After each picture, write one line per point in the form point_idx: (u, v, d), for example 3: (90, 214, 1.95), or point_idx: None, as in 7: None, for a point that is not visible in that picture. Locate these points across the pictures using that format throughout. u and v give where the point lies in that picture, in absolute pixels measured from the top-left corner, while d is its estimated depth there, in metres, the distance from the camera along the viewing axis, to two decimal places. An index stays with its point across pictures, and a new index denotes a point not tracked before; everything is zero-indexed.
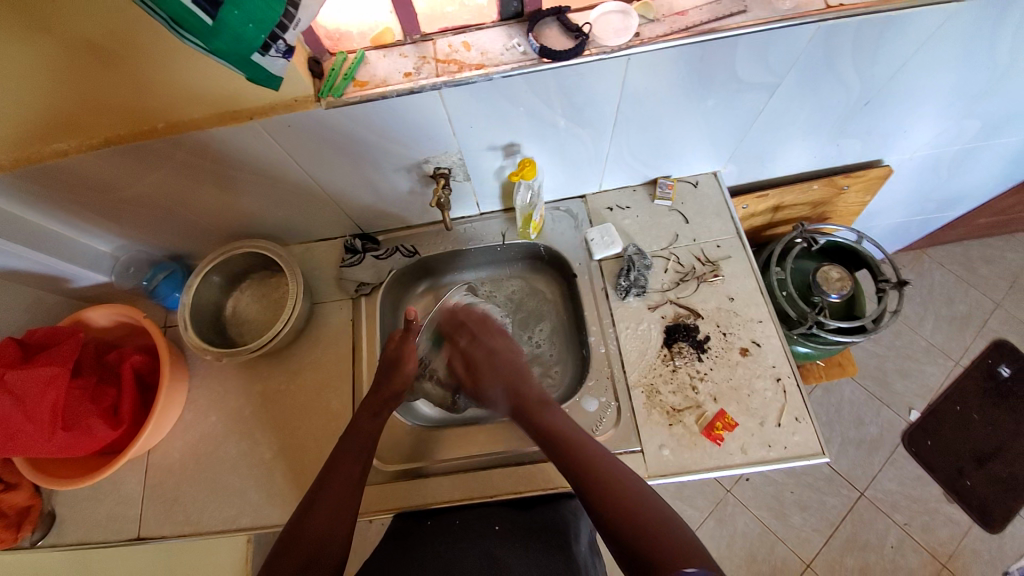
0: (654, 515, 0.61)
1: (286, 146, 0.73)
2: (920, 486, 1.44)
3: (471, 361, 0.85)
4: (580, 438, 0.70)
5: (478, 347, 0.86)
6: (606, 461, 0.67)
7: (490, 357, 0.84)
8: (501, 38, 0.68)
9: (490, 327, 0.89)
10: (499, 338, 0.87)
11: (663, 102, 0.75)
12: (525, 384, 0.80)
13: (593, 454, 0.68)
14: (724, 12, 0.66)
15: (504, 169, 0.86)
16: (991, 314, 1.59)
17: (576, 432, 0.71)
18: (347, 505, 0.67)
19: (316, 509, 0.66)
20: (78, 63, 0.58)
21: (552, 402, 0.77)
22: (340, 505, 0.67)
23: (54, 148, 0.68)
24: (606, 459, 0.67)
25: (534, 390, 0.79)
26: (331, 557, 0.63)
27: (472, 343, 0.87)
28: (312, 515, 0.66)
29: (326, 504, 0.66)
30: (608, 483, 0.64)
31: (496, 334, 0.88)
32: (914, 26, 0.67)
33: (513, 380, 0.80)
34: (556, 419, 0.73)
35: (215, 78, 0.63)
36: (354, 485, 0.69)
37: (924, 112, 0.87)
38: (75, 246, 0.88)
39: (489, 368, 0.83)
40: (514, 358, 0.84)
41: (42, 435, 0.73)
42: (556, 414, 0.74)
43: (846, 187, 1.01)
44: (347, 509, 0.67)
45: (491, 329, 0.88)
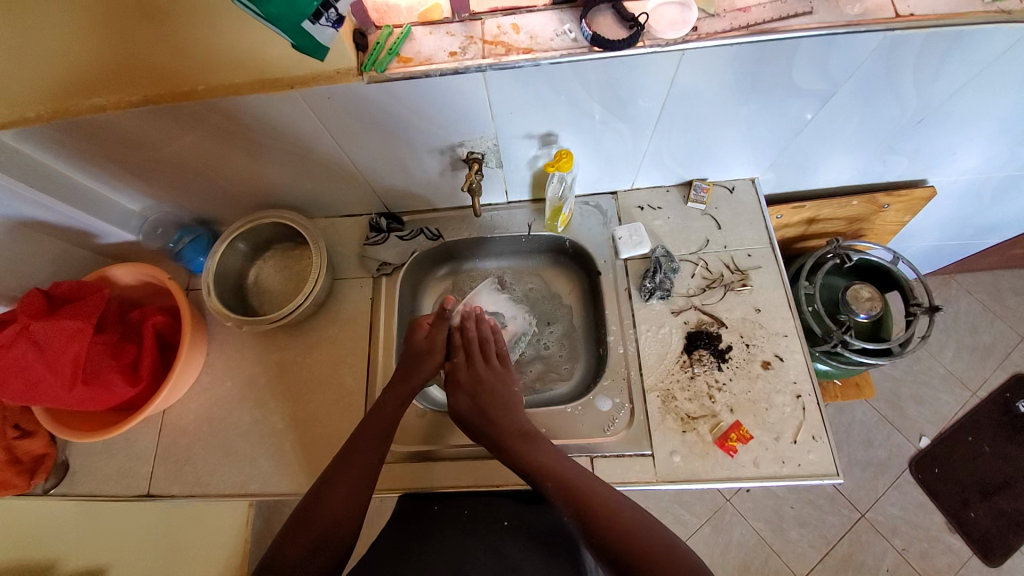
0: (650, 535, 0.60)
1: (322, 118, 0.72)
2: (922, 513, 1.42)
3: (459, 388, 0.76)
4: (572, 471, 0.67)
5: (465, 373, 0.78)
6: (604, 496, 0.64)
7: (479, 395, 0.75)
8: (552, 23, 0.65)
9: (487, 347, 0.80)
10: (491, 368, 0.78)
11: (709, 102, 0.72)
12: (506, 415, 0.73)
13: (584, 483, 0.65)
14: (787, 12, 0.63)
15: (538, 159, 0.84)
16: (1015, 347, 1.55)
17: (568, 466, 0.67)
18: (361, 485, 0.67)
19: (330, 488, 0.66)
20: (124, 18, 0.57)
21: (538, 432, 0.72)
22: (357, 485, 0.67)
23: (90, 103, 0.68)
24: (592, 488, 0.65)
25: (518, 422, 0.73)
26: (341, 536, 0.64)
27: (464, 367, 0.78)
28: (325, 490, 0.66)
29: (341, 482, 0.67)
30: (600, 508, 0.62)
31: (491, 360, 0.79)
32: (982, 45, 0.64)
33: (493, 413, 0.73)
34: (534, 450, 0.70)
35: (256, 41, 0.61)
36: (370, 467, 0.69)
37: (981, 134, 0.83)
38: (104, 201, 0.88)
39: (472, 399, 0.75)
40: (506, 390, 0.76)
41: (63, 387, 0.75)
42: (543, 448, 0.70)
43: (886, 206, 0.98)
44: (362, 489, 0.67)
45: (485, 358, 0.79)
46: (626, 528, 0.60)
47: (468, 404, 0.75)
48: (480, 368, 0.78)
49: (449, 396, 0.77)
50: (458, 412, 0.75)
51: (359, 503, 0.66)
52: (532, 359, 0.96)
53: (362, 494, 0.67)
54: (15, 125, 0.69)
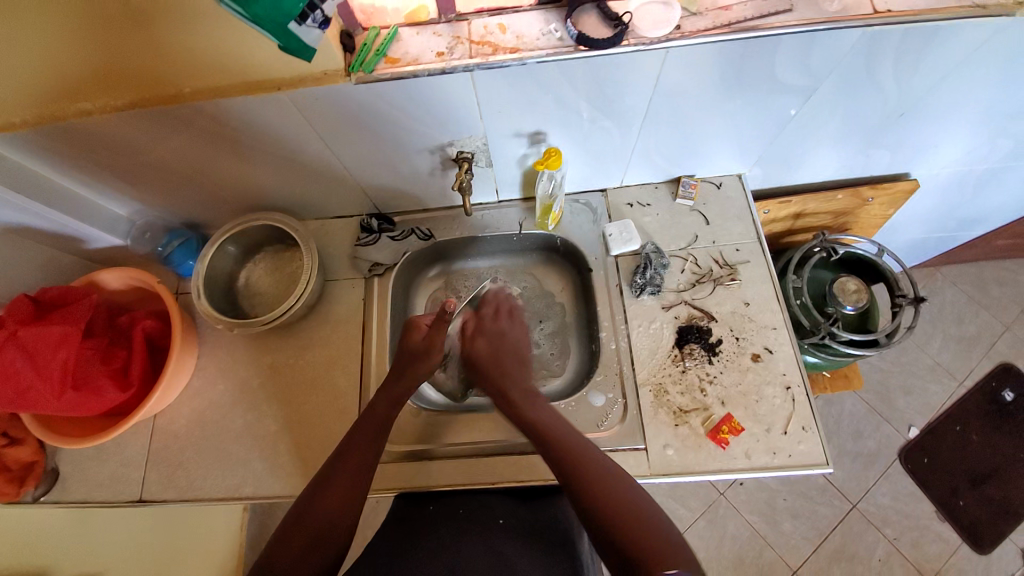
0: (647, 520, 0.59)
1: (310, 119, 0.72)
2: (913, 502, 1.44)
3: (485, 334, 0.78)
4: (567, 434, 0.68)
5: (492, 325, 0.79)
6: (594, 464, 0.64)
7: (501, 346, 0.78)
8: (538, 22, 0.66)
9: (508, 308, 0.81)
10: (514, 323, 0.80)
11: (694, 98, 0.73)
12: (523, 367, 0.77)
13: (577, 446, 0.66)
14: (768, 10, 0.64)
15: (528, 158, 0.84)
16: (1000, 337, 1.58)
17: (563, 430, 0.68)
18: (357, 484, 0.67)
19: (326, 488, 0.66)
20: (108, 21, 0.57)
21: (541, 395, 0.74)
22: (352, 485, 0.67)
23: (76, 108, 0.67)
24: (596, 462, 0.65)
25: (523, 382, 0.75)
26: (338, 536, 0.64)
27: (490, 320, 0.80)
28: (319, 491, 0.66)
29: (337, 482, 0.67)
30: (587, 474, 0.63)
31: (514, 318, 0.81)
32: (957, 39, 0.66)
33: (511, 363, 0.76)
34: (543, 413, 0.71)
35: (242, 43, 0.61)
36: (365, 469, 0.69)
37: (960, 127, 0.85)
38: (92, 206, 0.88)
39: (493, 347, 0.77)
40: (524, 347, 0.79)
41: (53, 393, 0.74)
42: (543, 409, 0.71)
43: (870, 199, 1.00)
44: (357, 489, 0.67)
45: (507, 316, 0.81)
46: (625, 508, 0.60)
47: (488, 352, 0.77)
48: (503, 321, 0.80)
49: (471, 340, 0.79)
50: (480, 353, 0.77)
51: (352, 503, 0.66)
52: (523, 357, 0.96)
53: (356, 495, 0.67)
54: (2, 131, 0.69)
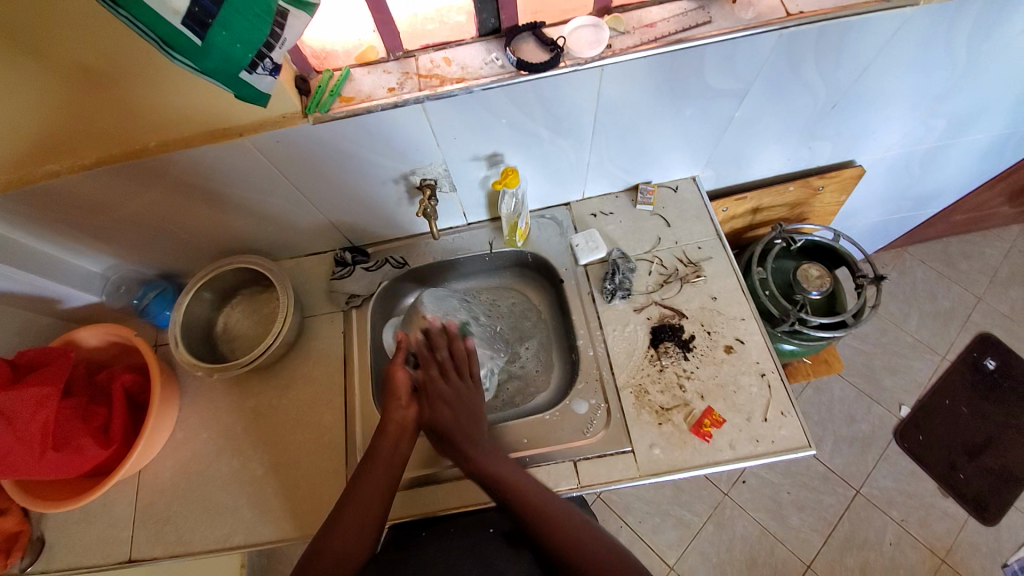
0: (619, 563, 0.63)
1: (275, 162, 0.75)
2: (914, 482, 1.45)
3: (430, 402, 0.78)
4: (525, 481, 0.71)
5: (444, 385, 0.79)
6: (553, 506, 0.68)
7: (459, 403, 0.78)
8: (481, 53, 0.71)
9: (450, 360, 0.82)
10: (467, 383, 0.80)
11: (636, 109, 0.78)
12: (483, 437, 0.76)
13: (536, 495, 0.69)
14: (691, 24, 0.69)
15: (489, 179, 0.88)
16: (974, 309, 1.63)
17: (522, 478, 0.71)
18: (370, 518, 0.69)
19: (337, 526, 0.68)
20: (72, 86, 0.60)
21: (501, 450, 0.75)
22: (367, 512, 0.69)
23: (43, 170, 0.70)
24: (552, 503, 0.69)
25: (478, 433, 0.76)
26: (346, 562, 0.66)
27: (437, 377, 0.80)
28: (331, 531, 0.67)
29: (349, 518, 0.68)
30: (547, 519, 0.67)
31: (467, 380, 0.81)
32: (869, 33, 0.71)
33: (472, 429, 0.76)
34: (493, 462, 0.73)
35: (205, 98, 0.65)
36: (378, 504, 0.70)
37: (891, 112, 0.91)
38: (64, 265, 0.88)
39: (452, 412, 0.77)
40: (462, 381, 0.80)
41: (33, 455, 0.73)
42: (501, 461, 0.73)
43: (821, 187, 1.05)
44: (373, 514, 0.69)
45: (448, 376, 0.80)
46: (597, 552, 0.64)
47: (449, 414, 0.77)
48: (446, 384, 0.79)
49: (429, 407, 0.78)
50: (437, 424, 0.76)
51: (353, 535, 0.67)
52: (509, 377, 0.96)
53: (369, 527, 0.68)
54: None
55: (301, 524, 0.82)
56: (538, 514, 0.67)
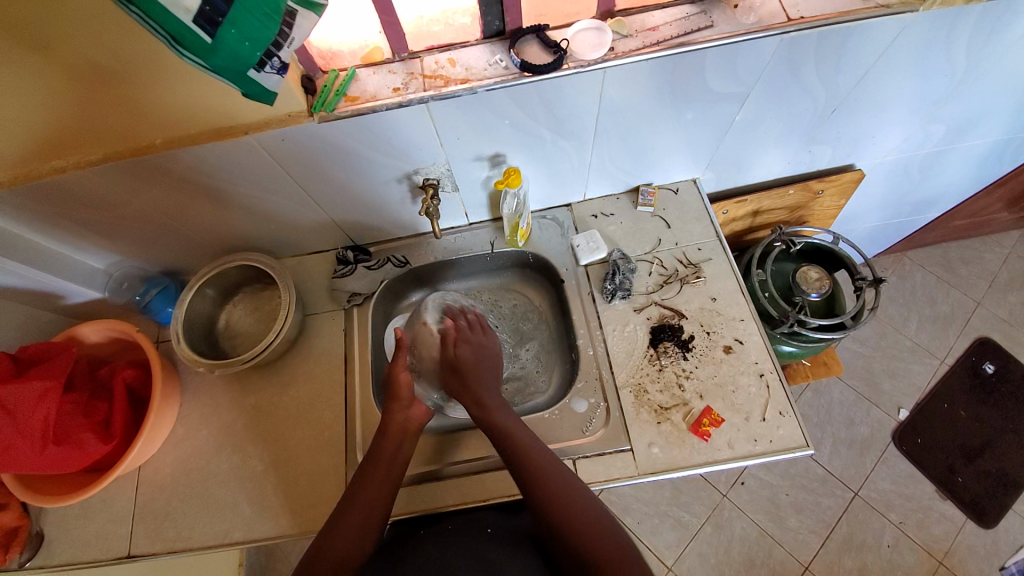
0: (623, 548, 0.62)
1: (279, 159, 0.76)
2: (912, 484, 1.45)
3: (459, 343, 0.81)
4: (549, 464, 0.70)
5: (473, 334, 0.84)
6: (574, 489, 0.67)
7: (481, 351, 0.82)
8: (485, 54, 0.71)
9: (479, 320, 0.86)
10: (488, 337, 0.85)
11: (638, 112, 0.79)
12: (494, 381, 0.80)
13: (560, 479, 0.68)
14: (693, 28, 0.70)
15: (491, 179, 0.89)
16: (973, 313, 1.64)
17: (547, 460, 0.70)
18: (371, 515, 0.69)
19: (337, 526, 0.68)
20: (79, 82, 0.61)
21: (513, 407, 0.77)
22: (369, 510, 0.69)
23: (50, 165, 0.71)
24: (565, 476, 0.68)
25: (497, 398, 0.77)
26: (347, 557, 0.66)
27: (466, 330, 0.83)
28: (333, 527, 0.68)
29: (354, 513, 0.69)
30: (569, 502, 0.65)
31: (490, 334, 0.85)
32: (870, 38, 0.72)
33: (483, 381, 0.78)
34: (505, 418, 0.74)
35: (212, 96, 0.66)
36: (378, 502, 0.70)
37: (890, 117, 0.91)
38: (68, 261, 0.89)
39: (475, 355, 0.81)
40: (496, 356, 0.84)
41: (34, 448, 0.74)
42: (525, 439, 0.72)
43: (820, 191, 1.06)
44: (374, 511, 0.69)
45: (477, 328, 0.85)
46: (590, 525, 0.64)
47: (472, 359, 0.80)
48: (473, 331, 0.84)
49: (453, 347, 0.81)
50: (460, 360, 0.79)
51: (353, 534, 0.67)
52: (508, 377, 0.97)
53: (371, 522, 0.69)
54: None
55: (301, 520, 0.82)
56: (553, 485, 0.66)
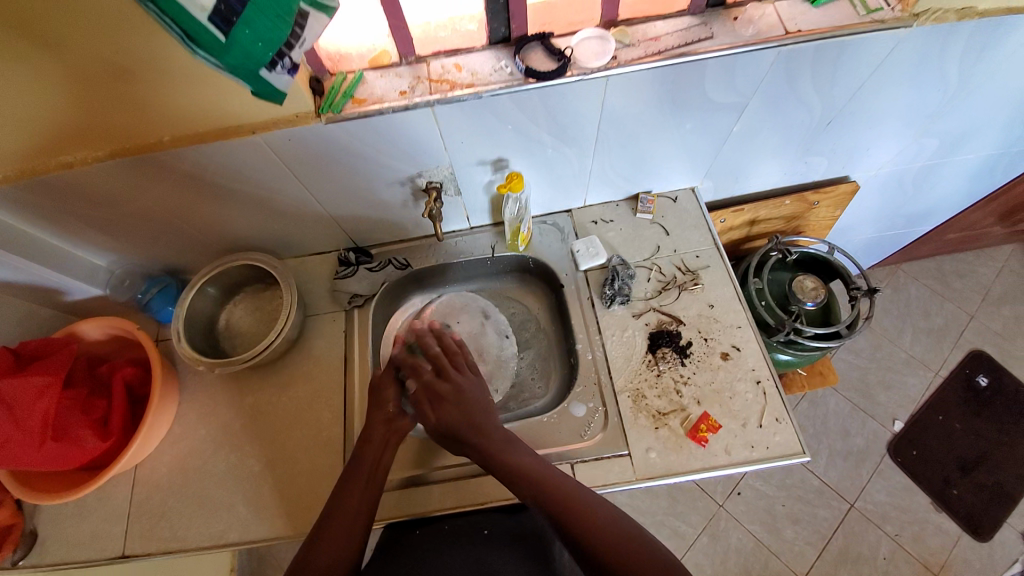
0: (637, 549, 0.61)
1: (285, 160, 0.77)
2: (908, 496, 1.46)
3: (434, 406, 0.74)
4: (553, 475, 0.68)
5: (444, 383, 0.75)
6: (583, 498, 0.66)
7: (460, 393, 0.75)
8: (490, 60, 0.73)
9: (455, 359, 0.79)
10: (466, 373, 0.78)
11: (639, 120, 0.80)
12: (491, 422, 0.73)
13: (564, 485, 0.67)
14: (693, 38, 0.72)
15: (493, 183, 0.90)
16: (966, 326, 1.65)
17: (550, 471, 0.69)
18: (356, 525, 0.68)
19: (325, 529, 0.68)
20: (93, 79, 0.62)
21: (518, 438, 0.73)
22: (352, 522, 0.68)
23: (59, 161, 0.72)
24: (571, 489, 0.67)
25: (499, 428, 0.73)
26: (341, 556, 0.66)
27: (436, 380, 0.76)
28: (320, 537, 0.67)
29: (337, 524, 0.68)
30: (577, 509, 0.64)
31: (466, 370, 0.78)
32: (866, 51, 0.74)
33: (483, 421, 0.73)
34: (515, 455, 0.70)
35: (221, 95, 0.67)
36: (360, 511, 0.70)
37: (885, 130, 0.94)
38: (71, 258, 0.89)
39: (456, 408, 0.73)
40: (481, 393, 0.76)
41: (30, 445, 0.73)
42: (524, 453, 0.71)
43: (816, 202, 1.08)
44: (362, 512, 0.70)
45: (446, 375, 0.76)
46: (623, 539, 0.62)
47: (455, 416, 0.73)
48: (444, 382, 0.76)
49: (430, 412, 0.74)
50: (443, 424, 0.73)
51: (347, 538, 0.67)
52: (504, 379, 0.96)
53: (355, 537, 0.68)
54: None
55: (296, 522, 0.81)
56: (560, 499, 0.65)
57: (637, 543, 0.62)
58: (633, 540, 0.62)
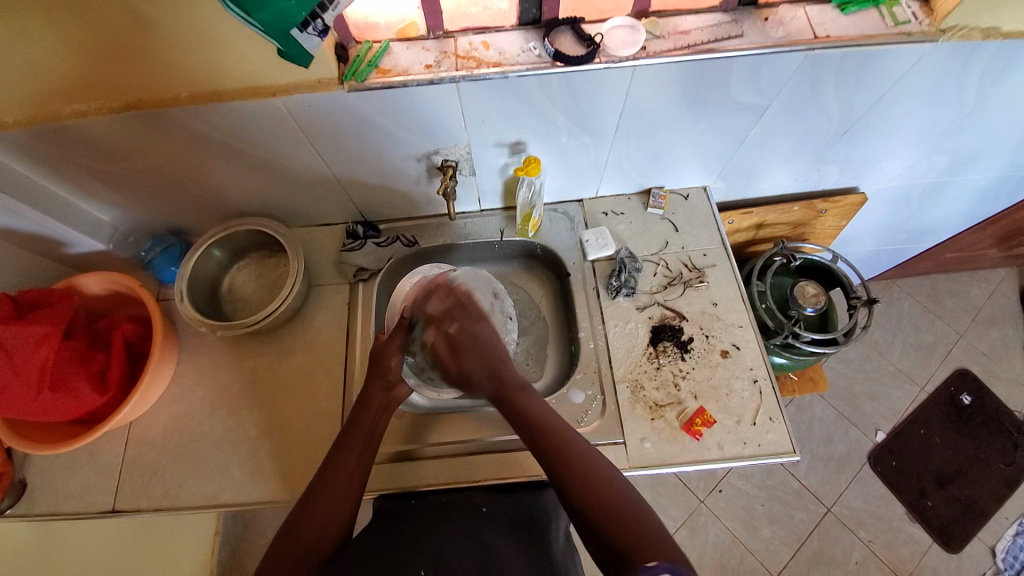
0: (630, 514, 0.60)
1: (303, 126, 0.76)
2: (883, 504, 1.50)
3: (456, 351, 0.75)
4: (559, 428, 0.68)
5: (460, 333, 0.76)
6: (582, 456, 0.65)
7: (478, 342, 0.75)
8: (519, 41, 0.72)
9: (471, 306, 0.79)
10: (479, 321, 0.78)
11: (661, 113, 0.80)
12: (508, 367, 0.74)
13: (567, 440, 0.67)
14: (723, 35, 0.72)
15: (509, 166, 0.90)
16: (955, 344, 1.69)
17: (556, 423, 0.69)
18: (350, 487, 0.70)
19: (321, 495, 0.68)
20: (112, 26, 0.60)
21: (532, 387, 0.73)
22: (349, 487, 0.70)
23: (70, 108, 0.70)
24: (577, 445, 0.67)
25: (515, 376, 0.74)
26: (340, 519, 0.68)
27: (455, 328, 0.76)
28: (317, 500, 0.68)
29: (333, 486, 0.69)
30: (576, 466, 0.64)
31: (480, 316, 0.78)
32: (891, 61, 0.74)
33: (500, 367, 0.74)
34: (532, 405, 0.71)
35: (243, 53, 0.66)
36: (358, 474, 0.71)
37: (899, 144, 0.94)
38: (75, 210, 0.88)
39: (475, 357, 0.74)
40: (497, 340, 0.77)
41: (28, 393, 0.73)
42: (536, 402, 0.71)
43: (823, 211, 1.09)
44: (357, 484, 0.71)
45: (462, 326, 0.76)
46: (629, 517, 0.60)
47: (476, 365, 0.73)
48: (462, 334, 0.76)
49: (449, 363, 0.75)
50: (464, 375, 0.74)
51: (343, 506, 0.68)
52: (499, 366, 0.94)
53: (350, 496, 0.69)
54: None
55: (291, 487, 0.82)
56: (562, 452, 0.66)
57: (644, 525, 0.59)
58: (637, 517, 0.60)
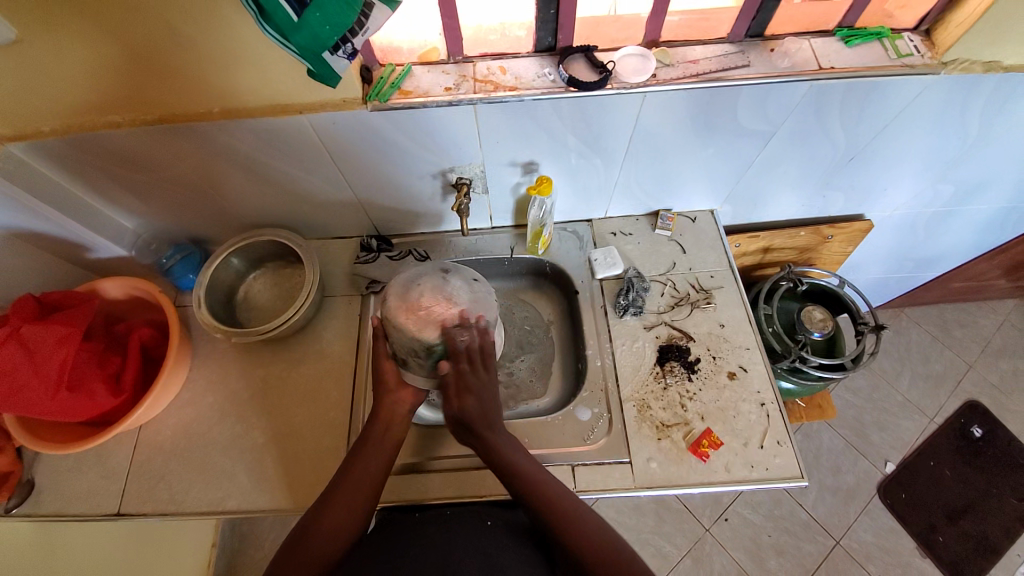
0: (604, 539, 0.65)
1: (325, 142, 0.79)
2: (893, 539, 1.46)
3: (459, 392, 0.71)
4: (527, 464, 0.71)
5: (467, 379, 0.71)
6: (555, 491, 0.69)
7: (485, 395, 0.72)
8: (534, 66, 0.76)
9: (484, 357, 0.73)
10: (491, 376, 0.74)
11: (669, 138, 0.83)
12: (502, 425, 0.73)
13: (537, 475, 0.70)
14: (730, 64, 0.74)
15: (521, 185, 0.92)
16: (964, 375, 1.67)
17: (523, 462, 0.70)
18: (360, 498, 0.70)
19: (326, 508, 0.68)
20: (154, 44, 0.64)
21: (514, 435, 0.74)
22: (356, 498, 0.69)
23: (106, 120, 0.74)
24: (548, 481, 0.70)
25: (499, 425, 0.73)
26: (345, 532, 0.67)
27: (466, 373, 0.71)
28: (323, 511, 0.68)
29: (340, 496, 0.69)
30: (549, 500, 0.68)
31: (493, 369, 0.74)
32: (893, 92, 0.76)
33: (495, 420, 0.72)
34: (508, 449, 0.71)
35: (274, 72, 0.69)
36: (366, 485, 0.71)
37: (903, 172, 0.96)
38: (103, 216, 0.92)
39: (480, 408, 0.71)
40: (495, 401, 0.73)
41: (46, 392, 0.74)
42: (505, 439, 0.72)
43: (830, 236, 1.10)
44: (361, 500, 0.69)
45: (478, 371, 0.72)
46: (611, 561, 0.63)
47: (473, 409, 0.71)
48: (474, 376, 0.72)
49: (456, 399, 0.71)
50: (465, 415, 0.71)
51: (351, 515, 0.68)
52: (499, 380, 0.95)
53: (358, 506, 0.69)
54: (29, 137, 0.75)
55: (295, 496, 0.82)
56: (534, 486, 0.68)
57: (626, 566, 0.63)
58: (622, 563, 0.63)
